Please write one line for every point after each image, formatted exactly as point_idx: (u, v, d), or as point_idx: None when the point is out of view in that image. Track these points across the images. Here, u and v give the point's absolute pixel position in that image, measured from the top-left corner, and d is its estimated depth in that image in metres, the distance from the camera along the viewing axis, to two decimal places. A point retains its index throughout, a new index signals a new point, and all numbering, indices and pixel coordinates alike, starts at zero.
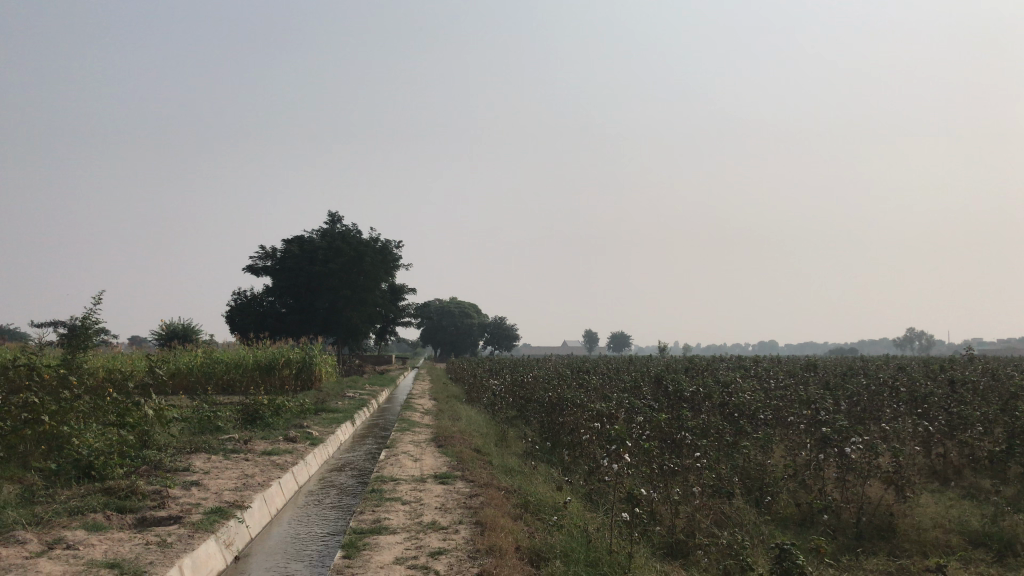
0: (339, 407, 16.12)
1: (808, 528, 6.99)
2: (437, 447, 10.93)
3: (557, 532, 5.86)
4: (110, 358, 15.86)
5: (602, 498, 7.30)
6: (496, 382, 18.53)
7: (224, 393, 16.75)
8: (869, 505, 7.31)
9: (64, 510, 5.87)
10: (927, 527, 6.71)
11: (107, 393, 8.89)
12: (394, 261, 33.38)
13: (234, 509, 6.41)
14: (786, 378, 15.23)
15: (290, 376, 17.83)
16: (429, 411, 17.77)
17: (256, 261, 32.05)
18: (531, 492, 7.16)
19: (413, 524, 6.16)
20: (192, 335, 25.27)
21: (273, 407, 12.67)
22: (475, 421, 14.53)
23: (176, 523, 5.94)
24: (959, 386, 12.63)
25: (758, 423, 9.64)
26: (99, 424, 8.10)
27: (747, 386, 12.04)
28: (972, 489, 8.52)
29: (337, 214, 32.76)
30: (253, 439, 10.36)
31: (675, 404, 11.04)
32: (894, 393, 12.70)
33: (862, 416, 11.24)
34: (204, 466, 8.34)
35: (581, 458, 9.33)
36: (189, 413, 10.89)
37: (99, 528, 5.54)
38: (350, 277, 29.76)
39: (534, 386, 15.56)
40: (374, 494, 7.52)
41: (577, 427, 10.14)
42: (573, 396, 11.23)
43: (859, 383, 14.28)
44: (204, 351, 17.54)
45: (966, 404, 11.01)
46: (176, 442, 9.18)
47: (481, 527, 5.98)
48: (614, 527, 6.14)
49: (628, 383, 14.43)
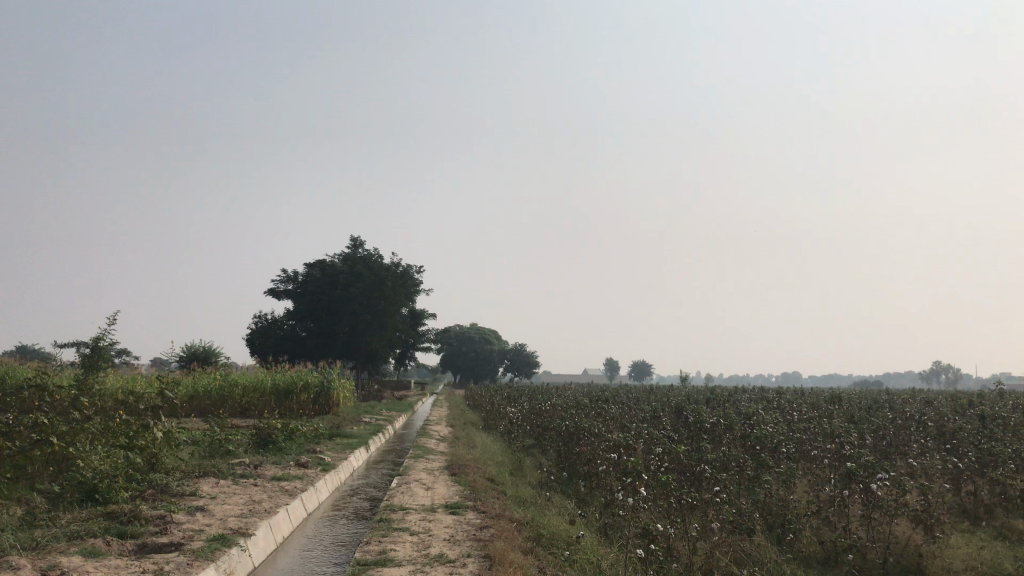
0: (354, 433, 15.92)
1: (832, 568, 6.69)
2: (451, 475, 10.74)
3: (569, 568, 5.64)
4: (127, 380, 15.78)
5: (617, 533, 7.06)
6: (513, 410, 18.29)
7: (240, 416, 16.63)
8: (896, 545, 6.99)
9: (64, 534, 5.73)
10: (957, 569, 6.40)
11: (118, 413, 8.77)
12: (414, 287, 33.33)
13: (237, 536, 6.24)
14: (809, 411, 14.90)
15: (308, 400, 17.62)
16: (445, 438, 17.54)
17: (277, 284, 32.13)
18: (544, 525, 6.93)
19: (420, 557, 5.95)
20: (211, 357, 25.20)
21: (286, 431, 12.51)
22: (490, 449, 14.29)
23: (176, 550, 5.78)
24: (989, 422, 12.28)
25: (780, 456, 9.36)
26: (107, 445, 7.96)
27: (770, 418, 11.77)
28: (1003, 530, 8.18)
29: (359, 239, 32.82)
30: (263, 464, 10.21)
31: (694, 435, 10.79)
32: (921, 428, 12.35)
33: (888, 450, 10.93)
34: (211, 491, 8.19)
35: (597, 490, 9.10)
36: (201, 436, 10.76)
37: (96, 554, 5.39)
38: (371, 302, 29.69)
39: (551, 414, 15.33)
40: (383, 523, 7.34)
41: (594, 457, 9.91)
42: (591, 425, 11.00)
43: (885, 416, 13.92)
44: (221, 374, 17.45)
45: (996, 440, 10.66)
46: (184, 466, 9.04)
47: (490, 561, 5.77)
48: (629, 564, 5.91)
49: (647, 413, 14.16)
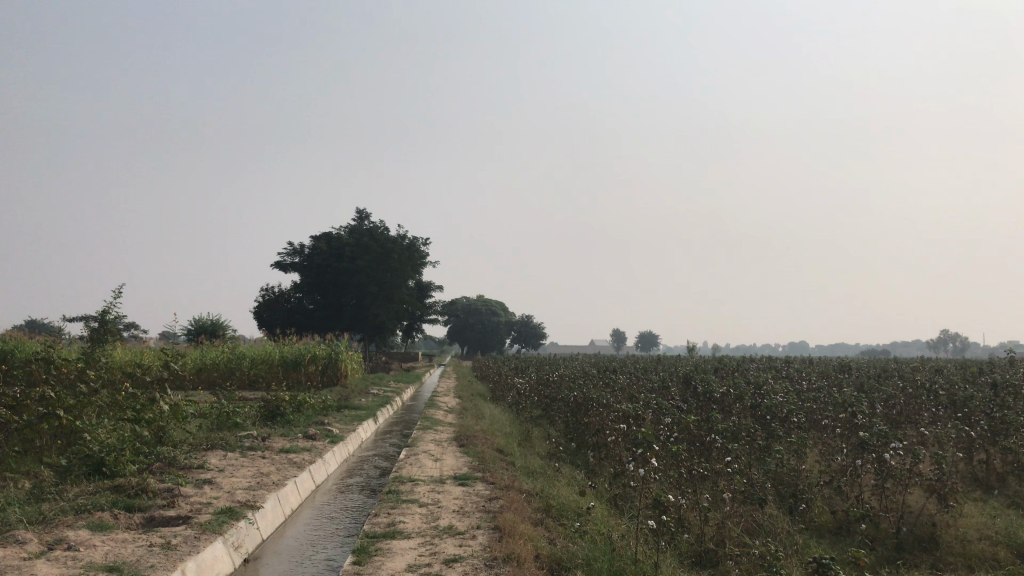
0: (362, 404, 15.92)
1: (845, 538, 6.62)
2: (459, 446, 10.71)
3: (579, 539, 5.58)
4: (136, 353, 15.78)
5: (627, 504, 7.00)
6: (521, 380, 18.27)
7: (248, 389, 16.63)
8: (910, 515, 6.91)
9: (71, 508, 5.70)
10: (971, 539, 6.32)
11: (125, 386, 8.72)
12: (421, 259, 33.20)
13: (245, 509, 6.19)
14: (818, 380, 14.83)
15: (316, 372, 17.60)
16: (453, 409, 17.50)
17: (284, 257, 32.06)
18: (553, 496, 6.88)
19: (429, 529, 5.90)
20: (219, 330, 25.19)
21: (294, 403, 12.49)
22: (498, 420, 14.27)
23: (184, 523, 5.74)
24: (1001, 390, 12.16)
25: (791, 426, 9.26)
26: (113, 419, 7.91)
27: (780, 388, 11.68)
28: (1017, 499, 8.10)
29: (364, 211, 32.67)
30: (271, 436, 10.18)
31: (703, 405, 10.74)
32: (932, 396, 12.24)
33: (899, 419, 10.85)
34: (219, 464, 8.17)
35: (607, 460, 9.05)
36: (209, 408, 10.72)
37: (103, 528, 5.36)
38: (377, 274, 29.63)
39: (559, 385, 15.29)
40: (392, 495, 7.29)
41: (603, 427, 9.85)
42: (599, 396, 10.94)
43: (895, 386, 13.81)
44: (229, 346, 17.45)
45: (1008, 409, 10.56)
46: (192, 438, 9.00)
47: (500, 533, 5.71)
48: (640, 534, 5.85)
49: (655, 383, 14.08)
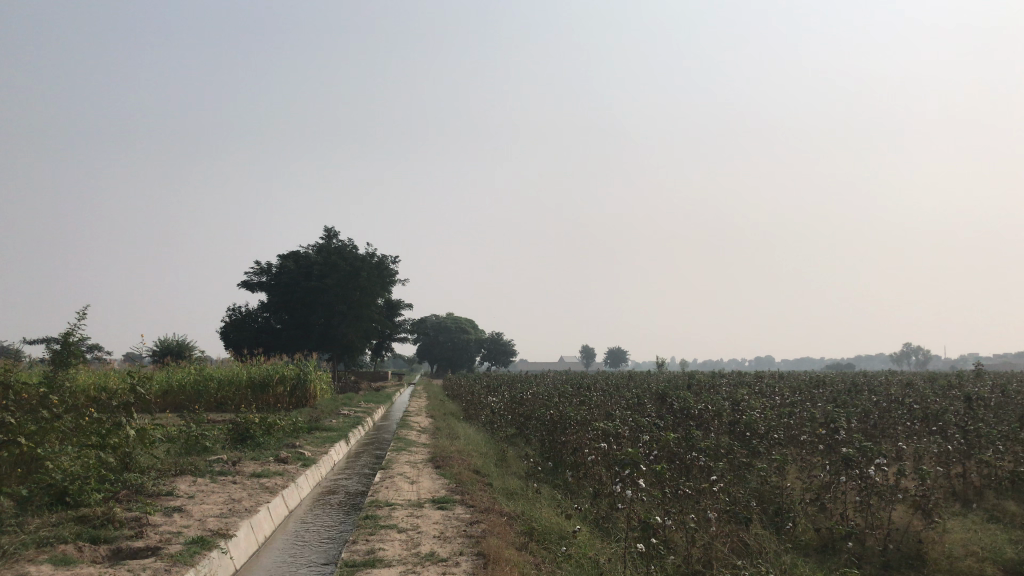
0: (333, 425, 15.63)
1: (831, 556, 6.53)
2: (435, 468, 10.51)
3: (565, 564, 5.46)
4: (99, 376, 15.35)
5: (612, 526, 6.86)
6: (494, 399, 18.08)
7: (216, 411, 16.26)
8: (895, 532, 6.85)
9: (32, 540, 5.43)
10: (958, 555, 6.27)
11: (89, 410, 8.41)
12: (389, 277, 32.93)
13: (217, 538, 5.96)
14: (791, 394, 14.84)
15: (285, 393, 17.28)
16: (427, 429, 17.26)
17: (250, 276, 31.59)
18: (536, 519, 6.73)
19: (410, 556, 5.71)
20: (185, 351, 24.72)
21: (264, 425, 12.23)
22: (473, 440, 14.07)
23: (153, 554, 5.52)
24: (973, 402, 12.22)
25: (770, 442, 9.20)
26: (77, 445, 7.62)
27: (757, 404, 11.64)
28: (996, 512, 8.07)
29: (332, 228, 32.37)
30: (242, 460, 9.91)
31: (681, 422, 10.68)
32: (907, 409, 12.26)
33: (875, 434, 10.84)
34: (189, 491, 7.94)
35: (586, 480, 8.91)
36: (176, 431, 10.42)
37: (67, 562, 5.10)
38: (346, 292, 29.32)
39: (534, 403, 15.12)
40: (369, 521, 7.09)
41: (580, 446, 9.72)
42: (576, 414, 10.81)
43: (869, 400, 13.84)
44: (196, 368, 17.08)
45: (982, 421, 10.59)
46: (160, 464, 8.73)
47: (484, 559, 5.54)
48: (627, 558, 5.72)
49: (630, 400, 14.00)
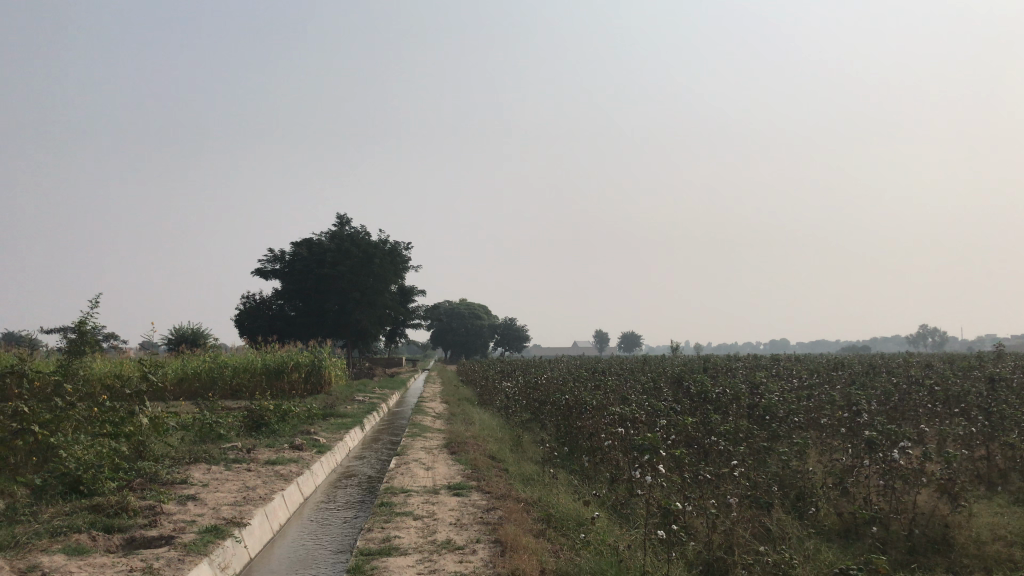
0: (348, 412, 15.58)
1: (855, 542, 6.42)
2: (450, 453, 10.44)
3: (584, 551, 5.36)
4: (114, 364, 15.33)
5: (630, 513, 6.76)
6: (508, 384, 17.99)
7: (231, 398, 16.24)
8: (920, 516, 6.69)
9: (46, 530, 5.37)
10: (986, 540, 6.12)
11: (103, 399, 8.32)
12: (403, 263, 32.84)
13: (231, 527, 5.89)
14: (809, 377, 14.68)
15: (300, 380, 17.25)
16: (442, 415, 17.20)
17: (265, 264, 31.60)
18: (554, 505, 6.63)
19: (426, 544, 5.62)
20: (201, 339, 24.75)
21: (279, 412, 12.17)
22: (487, 425, 14.00)
23: (167, 544, 5.46)
24: (996, 384, 12.01)
25: (790, 426, 9.07)
26: (91, 433, 7.55)
27: (776, 387, 11.47)
28: (1022, 496, 7.91)
29: (344, 216, 32.30)
30: (257, 447, 9.86)
31: (698, 405, 10.56)
32: (928, 391, 12.07)
33: (896, 416, 10.67)
34: (203, 479, 7.89)
35: (603, 465, 8.81)
36: (191, 420, 10.39)
37: (80, 552, 5.03)
38: (360, 279, 29.26)
39: (549, 388, 15.02)
40: (384, 508, 7.02)
41: (596, 430, 9.61)
42: (591, 399, 10.69)
43: (888, 381, 13.69)
44: (211, 355, 17.04)
45: (1006, 403, 10.41)
46: (174, 452, 8.69)
47: (501, 547, 5.44)
48: (647, 545, 5.61)
49: (646, 383, 13.87)
